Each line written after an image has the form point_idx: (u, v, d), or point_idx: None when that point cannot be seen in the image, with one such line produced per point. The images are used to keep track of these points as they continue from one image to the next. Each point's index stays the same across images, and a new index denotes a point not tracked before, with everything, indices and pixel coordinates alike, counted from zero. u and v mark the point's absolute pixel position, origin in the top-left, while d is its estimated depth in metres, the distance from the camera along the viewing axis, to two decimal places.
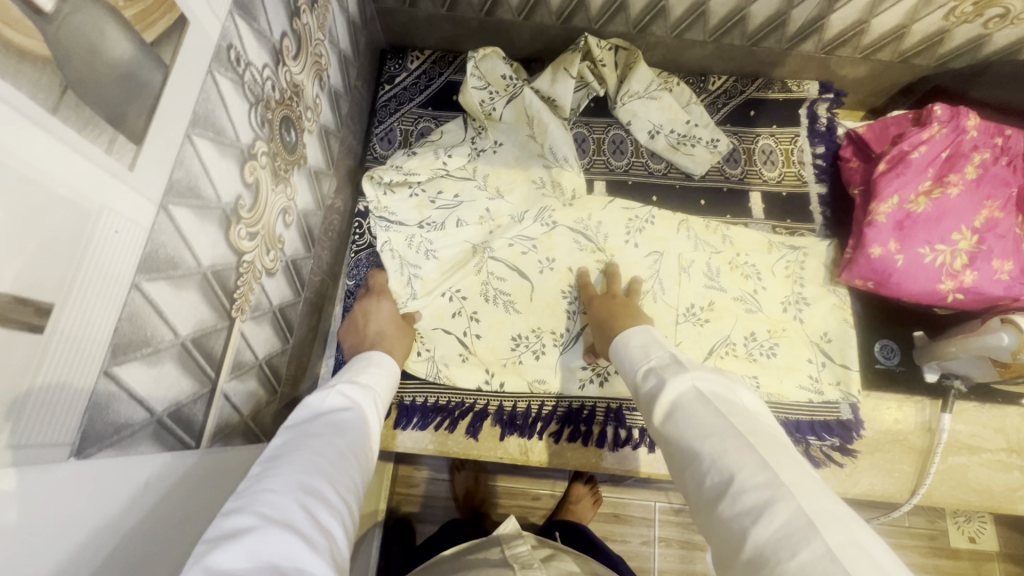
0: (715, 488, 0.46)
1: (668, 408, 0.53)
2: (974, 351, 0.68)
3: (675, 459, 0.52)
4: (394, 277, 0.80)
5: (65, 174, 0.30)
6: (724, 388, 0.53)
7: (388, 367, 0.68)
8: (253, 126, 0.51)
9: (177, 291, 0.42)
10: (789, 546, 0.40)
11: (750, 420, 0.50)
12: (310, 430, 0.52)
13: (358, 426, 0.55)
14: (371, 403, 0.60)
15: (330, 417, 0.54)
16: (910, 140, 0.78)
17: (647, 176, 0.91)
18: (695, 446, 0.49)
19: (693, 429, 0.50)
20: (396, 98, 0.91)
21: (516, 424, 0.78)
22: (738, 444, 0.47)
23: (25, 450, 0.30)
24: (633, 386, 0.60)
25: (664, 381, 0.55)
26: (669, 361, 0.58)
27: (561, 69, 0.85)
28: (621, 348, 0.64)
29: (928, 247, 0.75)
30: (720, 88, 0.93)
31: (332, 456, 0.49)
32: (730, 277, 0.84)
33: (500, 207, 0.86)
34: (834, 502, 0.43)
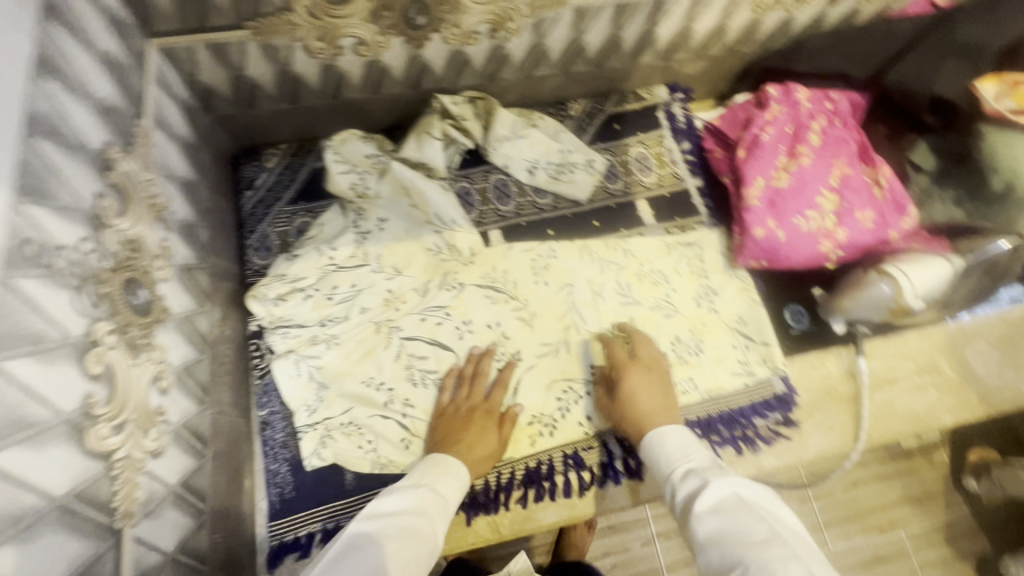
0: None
1: (711, 509, 0.54)
2: (868, 308, 0.72)
3: (709, 562, 0.51)
4: (294, 380, 0.75)
5: None
6: (766, 500, 0.55)
7: (461, 473, 0.67)
8: (85, 311, 0.45)
9: (27, 545, 0.35)
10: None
11: (791, 539, 0.51)
12: (382, 530, 0.56)
13: (427, 527, 0.58)
14: (440, 506, 0.62)
15: (398, 518, 0.58)
16: (758, 122, 0.84)
17: (539, 213, 0.90)
18: (737, 552, 0.49)
19: (738, 534, 0.51)
20: (262, 201, 0.84)
21: (480, 502, 0.74)
22: (782, 556, 0.48)
23: None
24: (665, 483, 0.63)
25: (705, 481, 0.58)
26: (711, 465, 0.61)
27: (424, 133, 0.84)
28: (662, 441, 0.66)
29: (802, 216, 0.80)
30: (581, 112, 0.95)
31: (392, 561, 0.53)
32: (641, 289, 0.86)
33: (402, 284, 0.83)
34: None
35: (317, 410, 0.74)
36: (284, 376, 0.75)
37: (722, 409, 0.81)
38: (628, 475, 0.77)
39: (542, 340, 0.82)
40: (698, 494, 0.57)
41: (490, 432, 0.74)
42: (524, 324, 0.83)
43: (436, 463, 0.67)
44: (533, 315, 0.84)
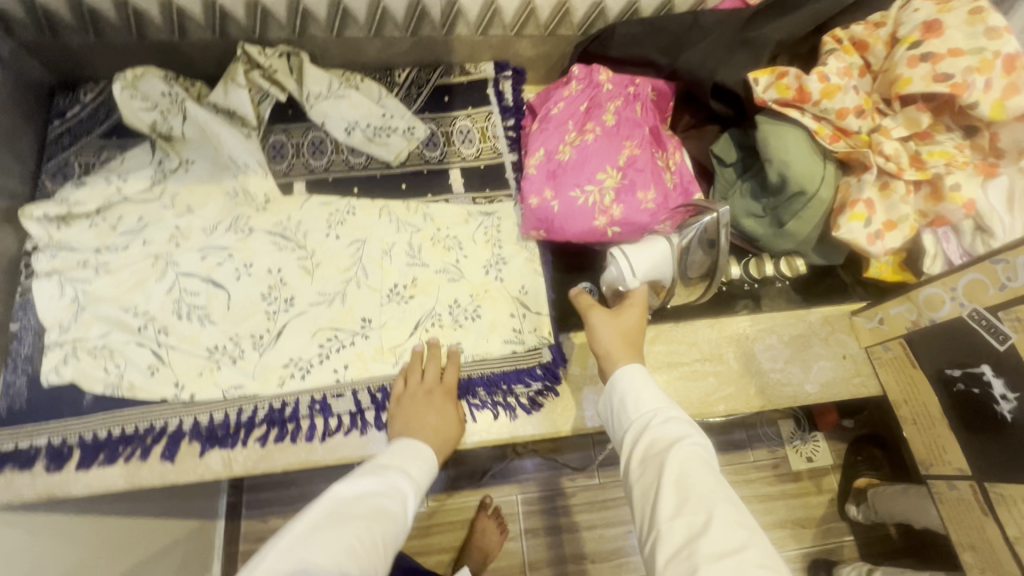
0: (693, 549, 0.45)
1: (682, 460, 0.51)
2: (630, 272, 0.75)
3: (669, 506, 0.49)
4: (53, 300, 0.77)
5: None
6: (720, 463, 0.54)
7: (432, 460, 0.69)
8: None
9: None
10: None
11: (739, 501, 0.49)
12: (351, 509, 0.56)
13: (399, 514, 0.58)
14: (409, 494, 0.62)
15: (368, 501, 0.57)
16: (553, 98, 0.86)
17: (348, 171, 0.93)
18: (708, 506, 0.48)
19: (700, 484, 0.49)
20: (70, 132, 0.87)
21: (217, 436, 0.75)
22: (736, 513, 0.47)
23: None
24: (632, 430, 0.58)
25: (685, 436, 0.54)
26: (689, 421, 0.57)
27: (230, 80, 0.87)
28: (633, 387, 0.61)
29: (578, 189, 0.81)
30: (407, 80, 0.98)
31: (362, 539, 0.53)
32: (431, 252, 0.88)
33: (191, 223, 0.85)
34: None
35: (70, 329, 0.76)
36: (44, 295, 0.77)
37: (485, 372, 0.82)
38: (377, 427, 0.78)
39: (319, 289, 0.84)
40: (672, 443, 0.54)
41: (437, 416, 0.74)
42: (305, 273, 0.84)
43: (407, 453, 0.67)
44: (316, 265, 0.85)
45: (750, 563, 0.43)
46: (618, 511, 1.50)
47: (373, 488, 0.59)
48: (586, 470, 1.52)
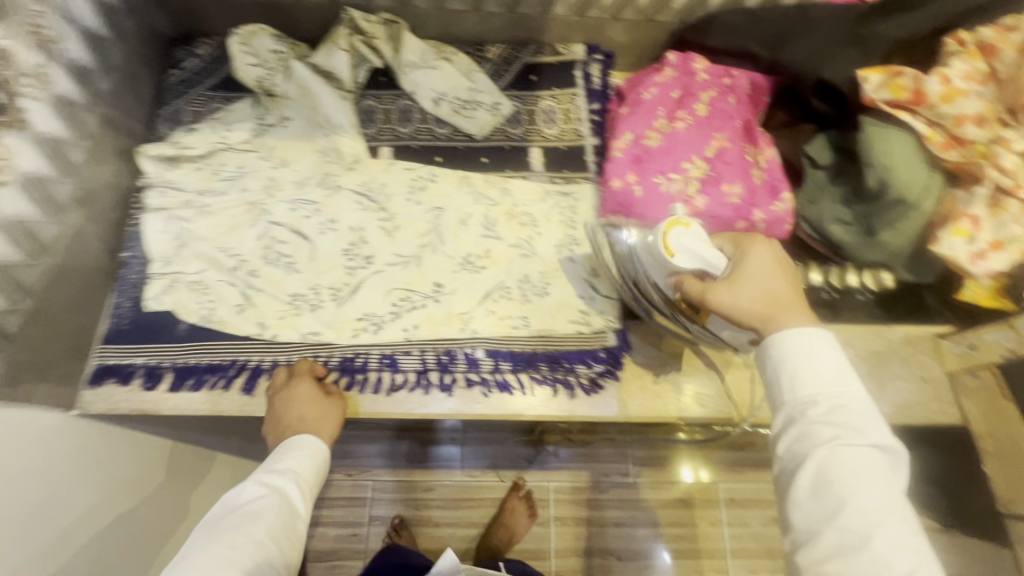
0: (850, 557, 0.46)
1: (843, 462, 0.49)
2: (692, 262, 0.63)
3: (826, 503, 0.49)
4: (158, 234, 0.83)
5: None
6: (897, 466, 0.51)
7: (322, 449, 0.75)
8: None
9: None
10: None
11: (910, 514, 0.49)
12: (220, 525, 0.62)
13: (274, 513, 0.65)
14: (307, 481, 0.71)
15: (246, 509, 0.64)
16: (646, 83, 0.85)
17: (433, 140, 0.95)
18: (866, 513, 0.48)
19: (863, 487, 0.49)
20: (184, 82, 0.94)
21: (292, 376, 0.79)
22: (894, 516, 0.48)
23: None
24: (786, 406, 0.54)
25: (862, 436, 0.50)
26: (870, 413, 0.52)
27: (332, 43, 0.90)
28: (797, 360, 0.54)
29: (662, 176, 0.80)
30: (497, 57, 0.99)
31: (248, 550, 0.59)
32: (506, 226, 0.89)
33: (284, 175, 0.89)
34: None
35: (171, 262, 0.82)
36: (153, 229, 0.83)
37: (549, 349, 0.82)
38: (439, 388, 0.80)
39: (397, 251, 0.87)
40: (837, 442, 0.50)
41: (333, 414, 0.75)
42: (385, 232, 0.88)
43: (289, 449, 0.73)
44: (396, 227, 0.88)
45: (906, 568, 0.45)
46: (649, 511, 1.49)
47: (253, 496, 0.66)
48: (619, 466, 1.52)
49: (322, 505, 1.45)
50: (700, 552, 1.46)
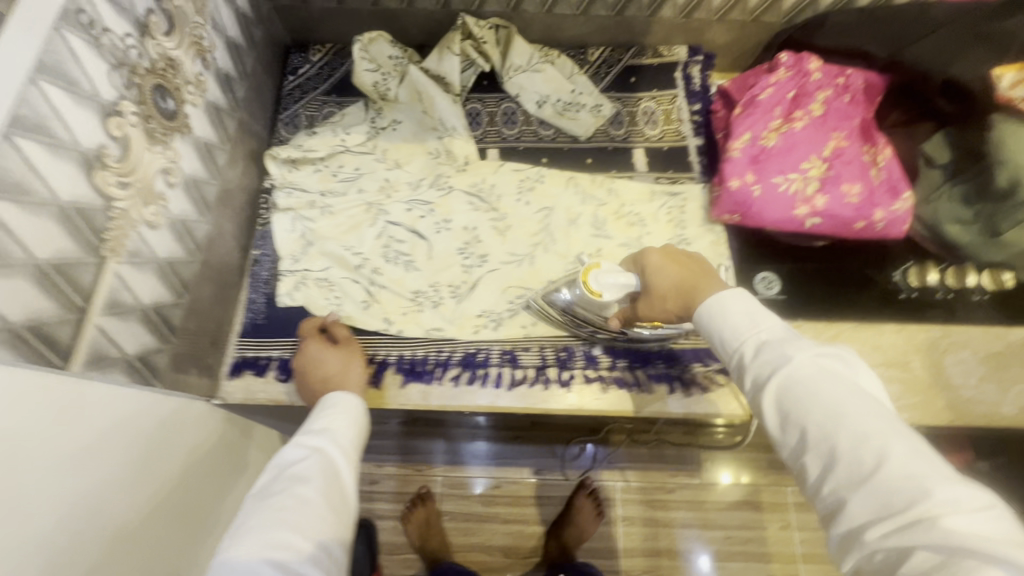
0: (836, 473, 0.43)
1: (795, 389, 0.47)
2: (615, 291, 0.73)
3: (796, 436, 0.46)
4: (286, 233, 0.86)
5: None
6: (845, 363, 0.49)
7: (358, 408, 0.70)
8: (117, 86, 0.57)
9: (29, 216, 0.47)
10: (943, 534, 0.36)
11: (882, 406, 0.46)
12: (262, 494, 0.59)
13: (309, 478, 0.60)
14: (351, 431, 0.68)
15: (288, 471, 0.61)
16: (760, 84, 0.85)
17: (537, 141, 0.97)
18: (835, 429, 0.44)
19: (823, 407, 0.45)
20: (300, 87, 0.97)
21: (418, 371, 0.82)
22: (881, 426, 0.43)
23: None
24: (732, 364, 0.54)
25: (789, 357, 0.49)
26: (787, 335, 0.52)
27: (445, 48, 0.93)
28: (721, 316, 0.56)
29: (782, 176, 0.81)
30: (599, 59, 1.00)
31: (284, 505, 0.57)
32: (615, 226, 0.90)
33: (399, 176, 0.92)
34: (991, 499, 0.38)
35: (300, 260, 0.85)
36: (281, 228, 0.87)
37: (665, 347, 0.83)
38: (558, 383, 0.82)
39: (510, 250, 0.89)
40: (776, 371, 0.48)
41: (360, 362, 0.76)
42: (497, 231, 0.90)
43: (327, 407, 0.69)
44: (507, 226, 0.90)
45: (902, 480, 0.39)
46: (722, 515, 1.39)
47: (294, 458, 0.62)
48: (690, 467, 1.42)
49: (382, 501, 1.37)
50: (770, 556, 1.37)
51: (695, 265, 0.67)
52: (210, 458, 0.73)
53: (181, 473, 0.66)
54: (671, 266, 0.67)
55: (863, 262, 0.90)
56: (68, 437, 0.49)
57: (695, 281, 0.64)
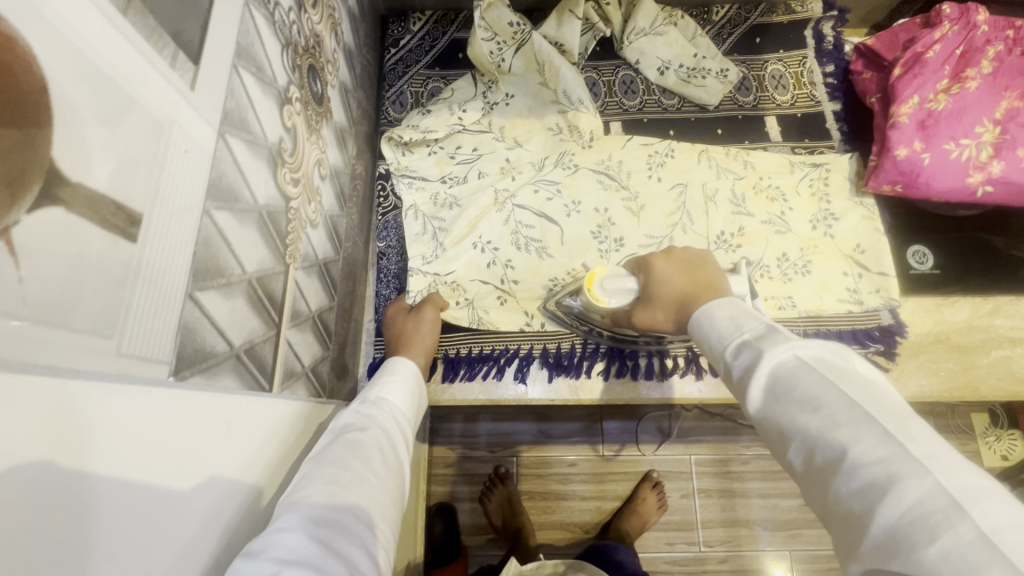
0: (825, 465, 0.40)
1: (773, 386, 0.44)
2: (624, 297, 0.67)
3: (778, 437, 0.44)
4: (416, 234, 0.81)
5: (150, 90, 0.30)
6: (833, 352, 0.44)
7: (414, 379, 0.65)
8: (287, 69, 0.51)
9: (241, 224, 0.42)
10: (927, 526, 0.33)
11: (869, 390, 0.41)
12: (322, 455, 0.48)
13: (368, 446, 0.50)
14: (401, 414, 0.60)
15: (346, 439, 0.50)
16: (923, 40, 0.77)
17: (662, 112, 0.90)
18: (804, 422, 0.41)
19: (800, 402, 0.42)
20: (402, 61, 0.90)
21: (563, 365, 0.77)
22: (857, 417, 0.39)
23: (128, 343, 0.29)
24: (719, 364, 0.51)
25: (764, 354, 0.45)
26: (767, 331, 0.48)
27: (567, 11, 0.85)
28: (703, 321, 0.54)
29: (953, 142, 0.75)
30: (724, 18, 0.93)
31: (347, 475, 0.46)
32: (756, 202, 0.84)
33: (520, 156, 0.86)
34: (980, 479, 0.35)
35: (431, 262, 0.80)
36: (409, 229, 0.81)
37: (821, 331, 0.79)
38: (711, 372, 0.77)
39: (647, 232, 0.83)
40: (756, 371, 0.45)
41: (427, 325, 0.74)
42: (629, 211, 0.84)
43: (379, 376, 0.63)
44: (641, 207, 0.84)
45: (867, 468, 0.37)
46: None
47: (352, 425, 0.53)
48: None
49: (460, 484, 1.29)
50: None
51: (703, 275, 0.63)
52: None
53: None
54: (682, 275, 0.64)
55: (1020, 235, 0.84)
56: (233, 445, 0.40)
57: (696, 291, 0.61)
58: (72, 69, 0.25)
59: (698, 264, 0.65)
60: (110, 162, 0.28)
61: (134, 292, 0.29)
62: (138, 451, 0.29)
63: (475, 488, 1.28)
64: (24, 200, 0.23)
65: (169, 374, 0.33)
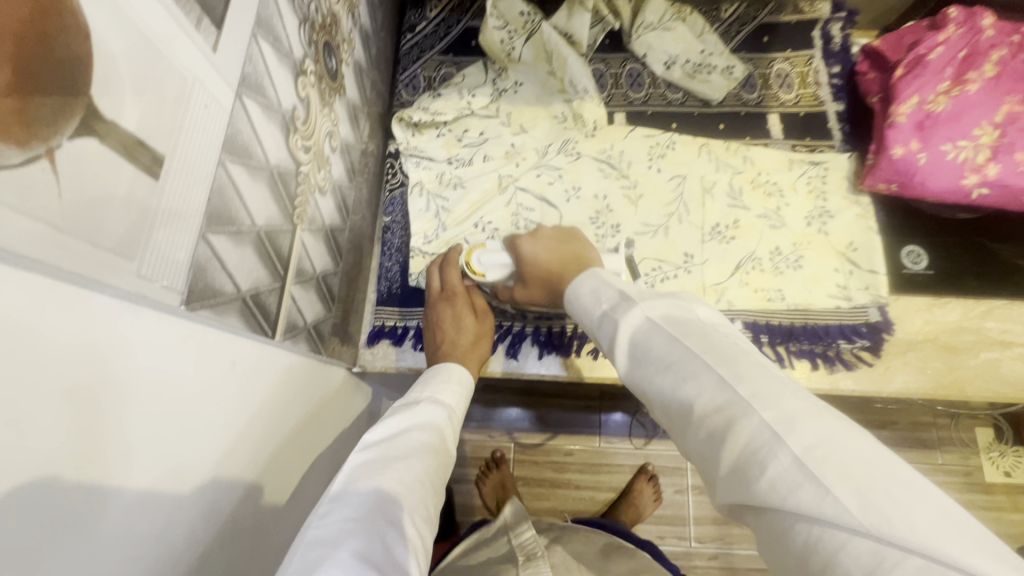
0: (682, 418, 0.44)
1: (632, 351, 0.50)
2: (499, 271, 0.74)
3: (648, 397, 0.49)
4: (421, 212, 0.85)
5: (178, 49, 0.34)
6: (677, 309, 0.50)
7: (467, 381, 0.67)
8: (303, 43, 0.55)
9: (252, 179, 0.46)
10: (757, 460, 0.37)
11: (707, 339, 0.46)
12: (386, 452, 0.52)
13: (425, 448, 0.54)
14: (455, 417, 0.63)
15: (402, 436, 0.54)
16: (927, 42, 0.79)
17: (666, 106, 0.93)
18: (657, 381, 0.46)
19: (649, 362, 0.48)
20: (418, 46, 0.94)
21: (554, 343, 0.80)
22: (697, 368, 0.44)
23: (148, 270, 0.33)
24: (591, 333, 0.56)
25: (618, 322, 0.51)
26: (619, 300, 0.53)
27: (577, 4, 0.89)
28: (575, 297, 0.58)
29: (951, 144, 0.76)
30: (732, 17, 0.95)
31: (408, 482, 0.50)
32: (753, 196, 0.86)
33: (525, 142, 0.89)
34: (798, 403, 0.38)
35: (432, 242, 0.83)
36: (415, 208, 0.85)
37: (809, 324, 0.81)
38: None
39: (644, 220, 0.85)
40: (615, 340, 0.51)
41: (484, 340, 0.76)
42: (626, 200, 0.86)
43: (437, 376, 0.66)
44: (639, 196, 0.87)
45: (709, 414, 0.42)
46: None
47: (408, 425, 0.56)
48: None
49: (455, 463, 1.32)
50: None
51: (573, 249, 0.69)
52: (334, 419, 0.69)
53: (309, 425, 0.61)
54: (550, 251, 0.68)
55: (1014, 239, 0.84)
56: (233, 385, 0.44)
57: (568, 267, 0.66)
58: (110, 20, 0.29)
59: (567, 238, 0.71)
60: (137, 107, 0.32)
61: (155, 225, 0.34)
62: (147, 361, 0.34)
63: (470, 468, 1.32)
64: (67, 127, 0.27)
65: (183, 304, 0.37)
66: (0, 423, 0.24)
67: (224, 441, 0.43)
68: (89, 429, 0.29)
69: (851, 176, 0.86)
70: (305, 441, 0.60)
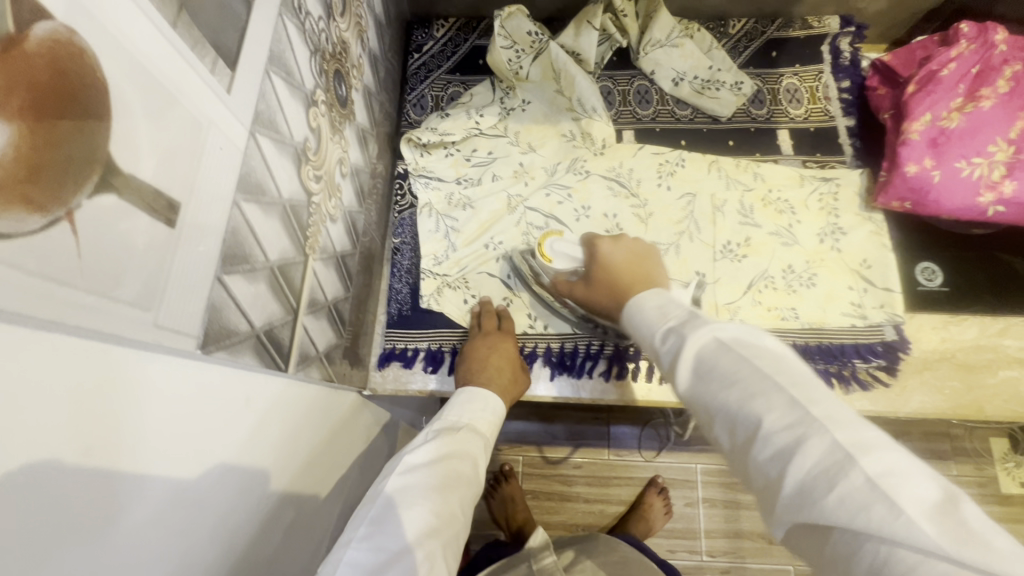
0: (744, 438, 0.41)
1: (692, 367, 0.46)
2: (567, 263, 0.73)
3: (706, 417, 0.45)
4: (431, 233, 0.84)
5: (192, 94, 0.34)
6: (746, 331, 0.46)
7: (499, 411, 0.69)
8: (314, 73, 0.54)
9: (265, 215, 0.45)
10: (827, 478, 0.35)
11: (778, 362, 0.43)
12: (425, 478, 0.52)
13: (465, 478, 0.55)
14: (481, 439, 0.63)
15: (441, 462, 0.55)
16: (939, 58, 0.78)
17: (675, 123, 0.92)
18: (718, 396, 0.43)
19: (713, 379, 0.44)
20: (425, 65, 0.94)
21: (566, 364, 0.80)
22: (765, 386, 0.41)
23: (165, 318, 0.33)
24: (645, 346, 0.53)
25: (683, 336, 0.47)
26: (689, 317, 0.50)
27: (584, 22, 0.88)
28: (632, 309, 0.56)
29: (965, 161, 0.75)
30: (740, 32, 0.95)
31: (445, 513, 0.50)
32: (764, 213, 0.85)
33: (534, 161, 0.88)
34: (871, 432, 0.37)
35: (442, 263, 0.83)
36: (425, 229, 0.85)
37: (823, 343, 0.80)
38: None
39: (654, 238, 0.85)
40: (676, 354, 0.47)
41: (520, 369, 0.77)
42: (635, 218, 0.86)
43: (468, 400, 0.67)
44: (649, 214, 0.86)
45: (772, 434, 0.39)
46: None
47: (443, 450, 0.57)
48: None
49: None
50: None
51: (649, 265, 0.67)
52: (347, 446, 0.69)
53: (319, 451, 0.60)
54: (627, 259, 0.67)
55: None
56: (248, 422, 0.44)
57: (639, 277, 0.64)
58: (125, 73, 0.29)
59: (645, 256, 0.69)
60: (153, 157, 0.31)
61: (171, 272, 0.33)
62: (164, 407, 0.33)
63: None
64: (85, 187, 0.26)
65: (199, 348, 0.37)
66: (19, 483, 0.24)
67: (242, 476, 0.43)
68: (107, 480, 0.29)
69: (863, 192, 0.85)
70: (310, 465, 0.58)
